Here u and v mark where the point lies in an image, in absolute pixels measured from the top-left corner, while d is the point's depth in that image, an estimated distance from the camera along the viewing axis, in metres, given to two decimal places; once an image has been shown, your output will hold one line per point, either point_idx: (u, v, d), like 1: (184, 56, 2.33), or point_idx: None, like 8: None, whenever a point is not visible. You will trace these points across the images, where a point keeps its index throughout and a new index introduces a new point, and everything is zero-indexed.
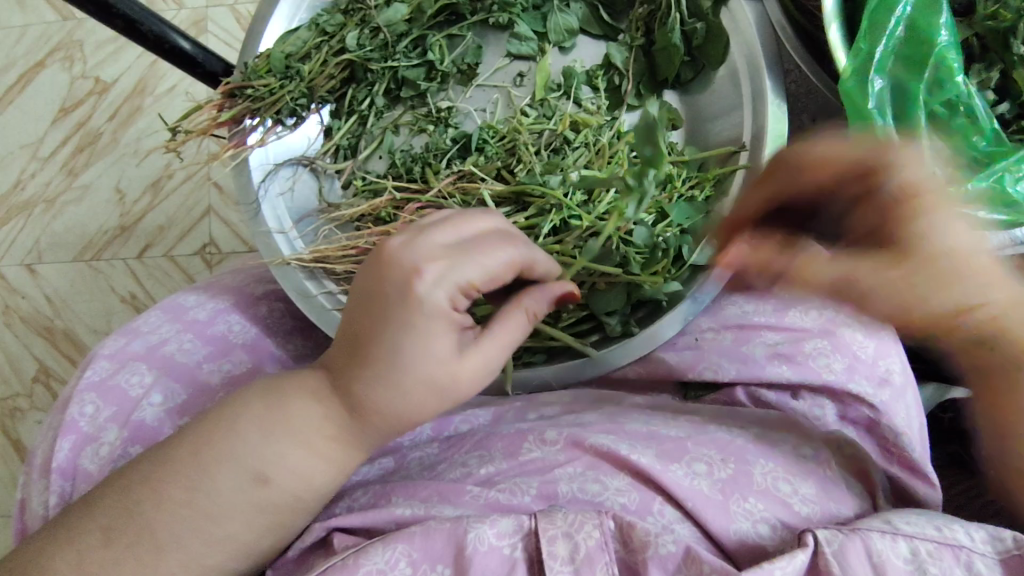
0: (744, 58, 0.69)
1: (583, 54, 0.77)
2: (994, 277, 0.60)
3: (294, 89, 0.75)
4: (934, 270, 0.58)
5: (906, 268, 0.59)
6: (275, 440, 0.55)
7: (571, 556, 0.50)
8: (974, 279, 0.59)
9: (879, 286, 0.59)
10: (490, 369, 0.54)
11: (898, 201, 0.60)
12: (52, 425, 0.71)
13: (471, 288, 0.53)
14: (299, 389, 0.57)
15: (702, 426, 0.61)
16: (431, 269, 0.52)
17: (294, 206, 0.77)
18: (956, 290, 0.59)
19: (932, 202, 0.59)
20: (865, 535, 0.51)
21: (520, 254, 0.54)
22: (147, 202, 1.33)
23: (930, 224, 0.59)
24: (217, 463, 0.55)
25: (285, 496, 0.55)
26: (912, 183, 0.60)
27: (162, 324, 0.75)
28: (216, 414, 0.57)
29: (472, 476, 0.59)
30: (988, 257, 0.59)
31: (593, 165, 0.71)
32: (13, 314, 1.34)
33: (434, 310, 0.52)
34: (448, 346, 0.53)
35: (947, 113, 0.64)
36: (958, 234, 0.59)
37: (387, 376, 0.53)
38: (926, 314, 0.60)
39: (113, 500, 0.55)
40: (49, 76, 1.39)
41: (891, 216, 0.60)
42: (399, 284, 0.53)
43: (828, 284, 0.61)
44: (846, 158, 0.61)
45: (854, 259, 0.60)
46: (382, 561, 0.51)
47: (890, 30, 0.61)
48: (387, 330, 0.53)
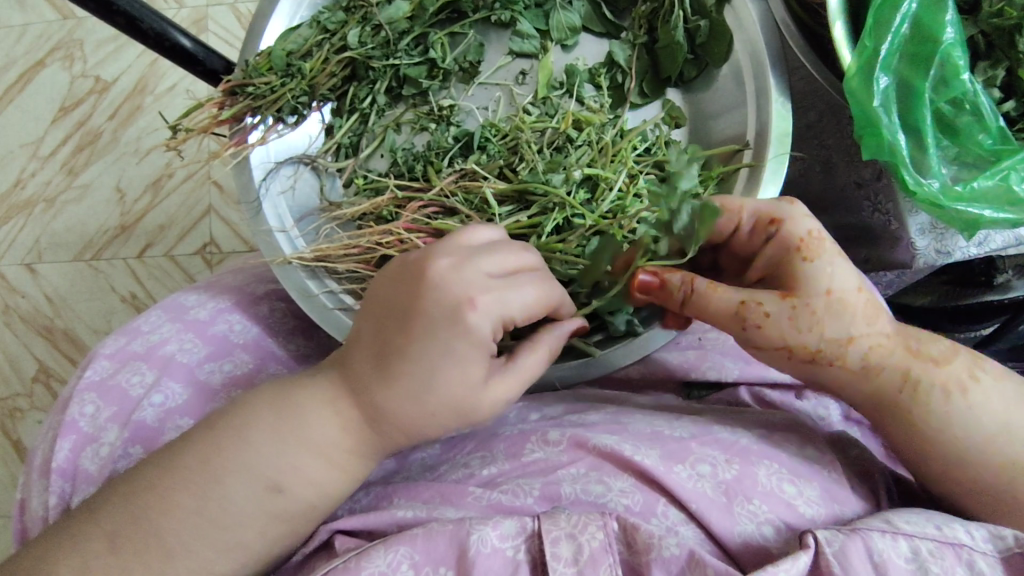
0: (748, 55, 0.69)
1: (585, 52, 0.76)
2: (867, 315, 0.56)
3: (295, 87, 0.75)
4: (808, 311, 0.56)
5: (792, 304, 0.56)
6: (288, 448, 0.55)
7: (575, 557, 0.50)
8: (847, 318, 0.56)
9: (770, 316, 0.56)
10: (511, 401, 0.56)
11: (756, 233, 0.59)
12: (51, 424, 0.71)
13: (510, 319, 0.55)
14: (315, 398, 0.56)
15: (706, 427, 0.61)
16: (481, 299, 0.53)
17: (295, 204, 0.76)
18: (823, 329, 0.56)
19: (819, 251, 0.56)
20: (866, 536, 0.50)
21: (558, 292, 0.57)
22: (147, 202, 1.33)
23: (811, 273, 0.56)
24: (228, 471, 0.54)
25: (298, 506, 0.55)
26: (791, 233, 0.57)
27: (162, 324, 0.75)
28: (224, 420, 0.56)
29: (474, 477, 0.59)
30: (858, 296, 0.56)
31: (597, 164, 0.70)
32: (12, 314, 1.33)
33: (479, 342, 0.53)
34: (480, 375, 0.54)
35: (953, 111, 0.63)
36: (832, 278, 0.56)
37: (417, 396, 0.53)
38: (802, 351, 0.57)
39: (118, 507, 0.54)
40: (49, 74, 1.39)
41: (776, 267, 0.58)
42: (445, 311, 0.53)
43: (730, 312, 0.58)
44: (749, 212, 0.59)
45: (746, 290, 0.57)
46: (384, 564, 0.50)
47: (896, 27, 0.61)
48: (427, 352, 0.53)
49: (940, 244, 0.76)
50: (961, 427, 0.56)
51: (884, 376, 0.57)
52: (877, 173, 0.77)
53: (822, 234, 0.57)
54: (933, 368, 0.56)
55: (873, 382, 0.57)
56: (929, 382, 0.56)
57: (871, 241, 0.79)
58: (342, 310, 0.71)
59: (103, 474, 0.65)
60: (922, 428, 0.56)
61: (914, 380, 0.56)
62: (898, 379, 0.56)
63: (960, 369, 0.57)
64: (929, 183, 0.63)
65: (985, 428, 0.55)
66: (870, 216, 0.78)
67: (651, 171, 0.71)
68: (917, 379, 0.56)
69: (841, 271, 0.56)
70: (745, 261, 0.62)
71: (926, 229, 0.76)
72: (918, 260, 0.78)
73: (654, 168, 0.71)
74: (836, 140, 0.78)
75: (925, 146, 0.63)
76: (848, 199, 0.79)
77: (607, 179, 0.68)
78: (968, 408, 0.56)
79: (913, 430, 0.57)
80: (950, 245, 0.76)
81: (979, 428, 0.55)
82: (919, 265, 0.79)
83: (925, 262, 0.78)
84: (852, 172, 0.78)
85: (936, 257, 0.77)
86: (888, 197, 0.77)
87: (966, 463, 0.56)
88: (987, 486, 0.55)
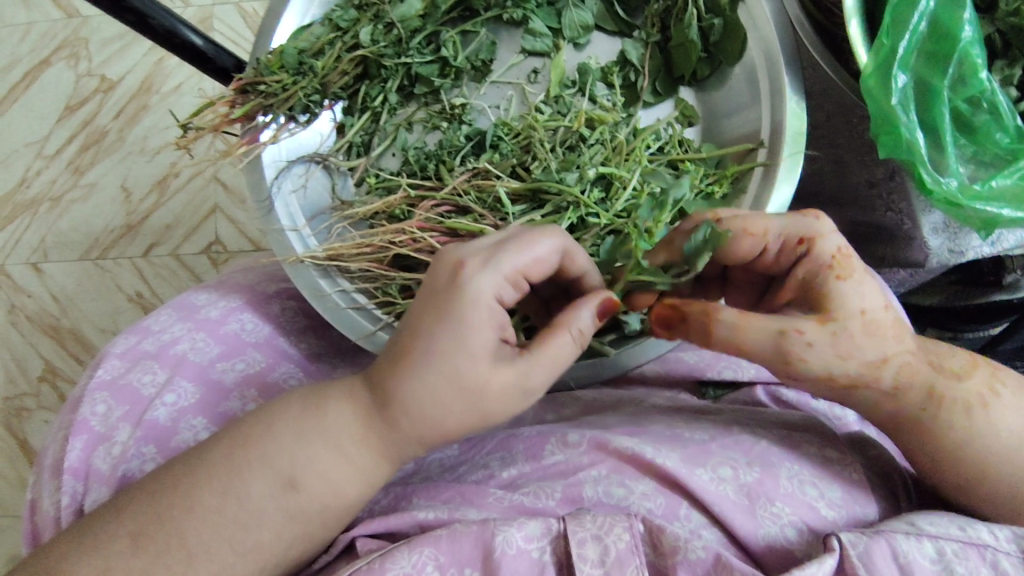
0: (762, 54, 0.68)
1: (597, 51, 0.76)
2: (896, 334, 0.55)
3: (307, 85, 0.74)
4: (849, 336, 0.54)
5: (833, 331, 0.53)
6: (310, 446, 0.54)
7: (601, 559, 0.49)
8: (880, 338, 0.54)
9: (813, 345, 0.54)
10: (522, 384, 0.52)
11: (783, 255, 0.56)
12: (63, 424, 0.71)
13: (516, 277, 0.54)
14: (336, 390, 0.56)
15: (726, 427, 0.61)
16: (477, 259, 0.53)
17: (308, 202, 0.76)
18: (861, 354, 0.54)
19: (851, 269, 0.54)
20: (890, 537, 0.50)
21: (561, 239, 0.55)
22: (153, 201, 1.33)
23: (844, 292, 0.53)
24: (249, 465, 0.54)
25: (327, 510, 0.54)
26: (821, 252, 0.54)
27: (173, 322, 0.75)
28: (250, 418, 0.57)
29: (495, 478, 0.59)
30: (886, 315, 0.54)
31: (610, 163, 0.70)
32: (18, 313, 1.33)
33: (479, 298, 0.52)
34: (484, 343, 0.51)
35: (970, 110, 0.63)
36: (865, 299, 0.54)
37: (419, 366, 0.52)
38: (841, 377, 0.55)
39: (142, 507, 0.54)
40: (55, 73, 1.39)
41: (807, 290, 0.55)
42: (445, 275, 0.54)
43: (770, 345, 0.54)
44: (776, 234, 0.55)
45: (783, 317, 0.54)
46: (409, 566, 0.50)
47: (914, 24, 0.60)
48: (428, 320, 0.52)
49: (953, 244, 0.77)
50: (979, 441, 0.55)
51: (913, 393, 0.56)
52: (889, 173, 0.76)
53: (850, 251, 0.55)
54: (956, 384, 0.56)
55: (900, 401, 0.57)
56: (952, 398, 0.56)
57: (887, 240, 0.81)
58: (355, 309, 0.71)
59: (115, 474, 0.64)
60: (941, 444, 0.56)
61: (940, 397, 0.56)
62: (922, 399, 0.56)
63: (978, 382, 0.57)
64: (947, 181, 0.62)
65: (1005, 441, 0.55)
66: (883, 215, 0.79)
67: (665, 169, 0.71)
68: (941, 395, 0.56)
69: (872, 290, 0.54)
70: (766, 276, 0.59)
71: (939, 228, 0.77)
72: (931, 258, 0.78)
73: (667, 168, 0.72)
74: (846, 138, 0.78)
75: (942, 144, 0.63)
76: (862, 198, 0.80)
77: (621, 178, 0.69)
78: (987, 423, 0.55)
79: (929, 447, 0.56)
80: (963, 244, 0.77)
81: (1000, 443, 0.55)
82: (932, 263, 0.79)
83: (937, 260, 0.79)
84: (863, 171, 0.78)
85: (948, 256, 0.78)
86: (902, 198, 0.77)
87: (986, 476, 0.55)
88: (1003, 496, 0.56)
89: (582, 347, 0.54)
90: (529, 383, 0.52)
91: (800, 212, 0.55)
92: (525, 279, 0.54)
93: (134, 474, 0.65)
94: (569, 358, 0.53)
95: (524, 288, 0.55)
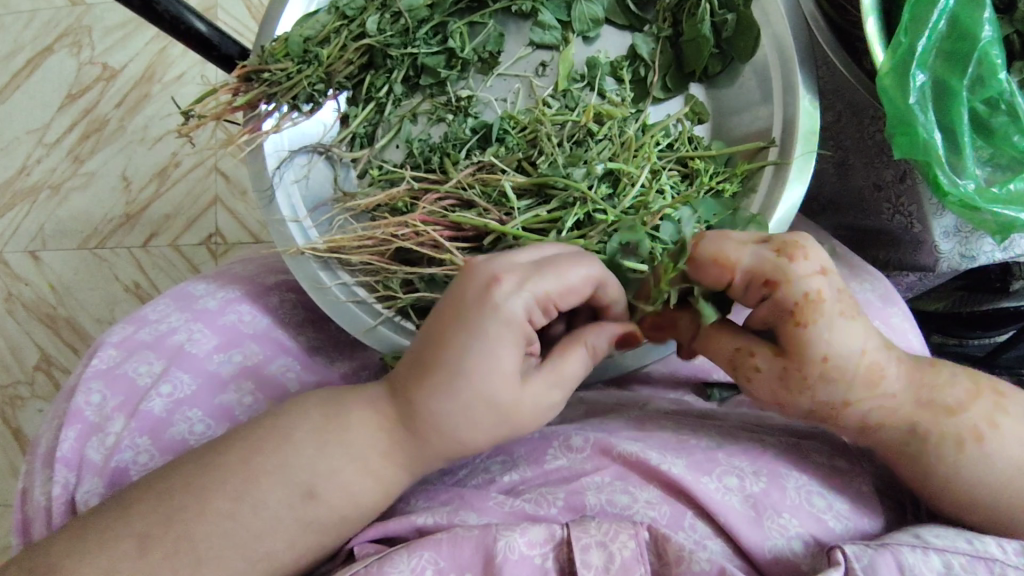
0: (775, 50, 0.67)
1: (607, 44, 0.75)
2: (868, 379, 0.53)
3: (311, 74, 0.73)
4: (799, 376, 0.53)
5: (782, 368, 0.53)
6: (331, 456, 0.53)
7: (605, 566, 0.49)
8: (842, 383, 0.53)
9: (758, 372, 0.54)
10: (549, 399, 0.53)
11: (752, 291, 0.53)
12: (57, 414, 0.70)
13: (547, 301, 0.53)
14: (362, 400, 0.55)
15: (732, 433, 0.60)
16: (510, 278, 0.52)
17: (309, 193, 0.75)
18: (815, 393, 0.53)
19: (818, 314, 0.51)
20: (897, 550, 0.48)
21: (596, 272, 0.54)
22: (152, 191, 1.32)
23: (807, 339, 0.51)
24: (267, 473, 0.53)
25: (321, 509, 0.53)
26: (786, 297, 0.51)
27: (171, 312, 0.74)
28: (275, 416, 0.56)
29: (496, 483, 0.58)
30: (858, 361, 0.52)
31: (619, 158, 0.69)
32: (14, 301, 1.32)
33: (513, 319, 0.51)
34: (516, 365, 0.51)
35: (988, 111, 0.62)
36: (830, 346, 0.51)
37: (450, 386, 0.51)
38: (791, 408, 0.55)
39: (152, 507, 0.52)
40: (57, 61, 1.37)
41: (773, 324, 0.53)
42: (477, 292, 0.52)
43: (725, 358, 0.56)
44: (745, 266, 0.52)
45: (742, 339, 0.55)
46: (408, 569, 0.49)
47: (933, 22, 0.59)
48: (459, 337, 0.51)
49: (964, 250, 0.77)
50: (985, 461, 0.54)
51: (886, 429, 0.55)
52: (898, 175, 0.75)
53: (821, 295, 0.51)
54: (943, 418, 0.54)
55: (877, 433, 0.56)
56: (940, 434, 0.54)
57: (893, 242, 0.81)
58: (354, 301, 0.70)
59: (108, 465, 0.63)
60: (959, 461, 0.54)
61: (922, 433, 0.55)
62: (903, 433, 0.55)
63: (975, 415, 0.54)
64: (964, 184, 0.62)
65: (1000, 472, 0.54)
66: (889, 218, 0.78)
67: (674, 167, 0.70)
68: (925, 430, 0.55)
69: (842, 337, 0.52)
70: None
71: (950, 232, 0.76)
72: (940, 262, 0.79)
73: (677, 164, 0.70)
74: (855, 141, 0.77)
75: (959, 146, 0.62)
76: (867, 201, 0.79)
77: (629, 174, 0.67)
78: (982, 455, 0.54)
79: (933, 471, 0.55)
80: (974, 249, 0.77)
81: (997, 472, 0.54)
82: (941, 267, 0.80)
83: (947, 264, 0.79)
84: (870, 174, 0.77)
85: (959, 261, 0.78)
86: (912, 200, 0.76)
87: (1007, 495, 0.54)
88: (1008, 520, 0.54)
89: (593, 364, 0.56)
90: (555, 399, 0.54)
91: (778, 248, 0.51)
92: (555, 306, 0.53)
93: (128, 466, 0.64)
94: (584, 370, 0.55)
95: (553, 313, 0.55)
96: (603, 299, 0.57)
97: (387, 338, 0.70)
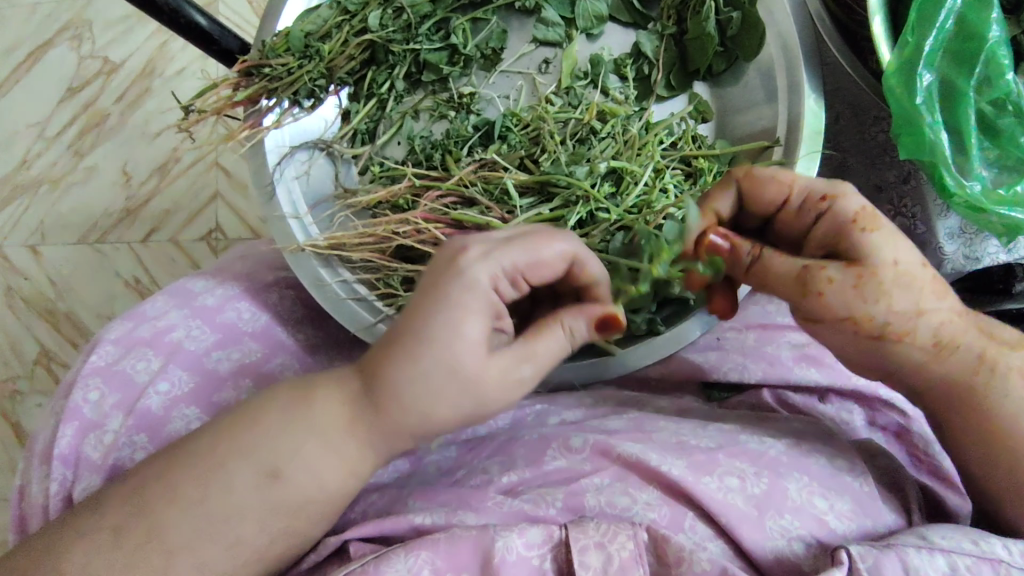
0: (779, 48, 0.66)
1: (610, 41, 0.74)
2: (936, 289, 0.53)
3: (313, 69, 0.72)
4: (875, 282, 0.52)
5: (857, 274, 0.52)
6: (295, 436, 0.52)
7: (604, 567, 0.48)
8: (915, 291, 0.53)
9: (833, 282, 0.52)
10: (516, 374, 0.51)
11: (806, 211, 0.55)
12: (54, 410, 0.69)
13: (515, 274, 0.52)
14: (328, 382, 0.54)
15: (733, 435, 0.59)
16: (477, 247, 0.52)
17: (310, 188, 0.74)
18: (891, 302, 0.52)
19: (877, 224, 0.53)
20: (901, 551, 0.48)
21: (571, 246, 0.54)
22: (153, 186, 1.31)
23: (875, 241, 0.52)
24: (231, 456, 0.52)
25: (310, 505, 0.53)
26: (845, 207, 0.53)
27: (169, 308, 0.73)
28: (240, 409, 0.55)
29: (494, 483, 0.57)
30: (924, 271, 0.53)
31: (622, 156, 0.69)
32: (15, 296, 1.31)
33: (475, 286, 0.50)
34: (479, 335, 0.50)
35: (995, 112, 0.61)
36: (898, 250, 0.52)
37: (411, 354, 0.50)
38: (867, 324, 0.53)
39: (121, 499, 0.53)
40: (58, 55, 1.37)
41: (835, 240, 0.54)
42: (444, 262, 0.52)
43: (792, 276, 0.54)
44: (802, 184, 0.55)
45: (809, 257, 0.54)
46: (405, 569, 0.49)
47: (940, 22, 0.59)
48: (423, 306, 0.51)
49: (967, 249, 0.77)
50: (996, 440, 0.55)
51: (954, 357, 0.55)
52: (902, 176, 0.76)
53: (874, 210, 0.54)
54: (1007, 349, 0.56)
55: (947, 361, 0.55)
56: (1005, 364, 0.55)
57: None
58: (355, 300, 0.70)
59: (107, 461, 0.63)
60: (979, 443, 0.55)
61: (990, 359, 0.55)
62: (973, 362, 0.55)
63: None
64: (971, 185, 0.61)
65: None
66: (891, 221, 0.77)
67: (677, 165, 0.70)
68: (992, 359, 0.55)
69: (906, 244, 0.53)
70: (796, 239, 0.58)
71: (955, 234, 0.77)
72: (945, 264, 0.78)
73: (681, 163, 0.70)
74: (854, 142, 0.77)
75: (965, 147, 0.61)
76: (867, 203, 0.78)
77: (633, 173, 0.67)
78: None
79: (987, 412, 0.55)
80: (977, 249, 0.77)
81: None
82: (946, 270, 0.79)
83: (952, 266, 0.78)
84: (872, 174, 0.77)
85: (963, 262, 0.78)
86: (916, 202, 0.76)
87: None
88: None
89: (572, 347, 0.54)
90: (523, 373, 0.51)
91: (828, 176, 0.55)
92: (524, 280, 0.53)
93: (126, 463, 0.64)
94: (561, 353, 0.53)
95: (525, 289, 0.54)
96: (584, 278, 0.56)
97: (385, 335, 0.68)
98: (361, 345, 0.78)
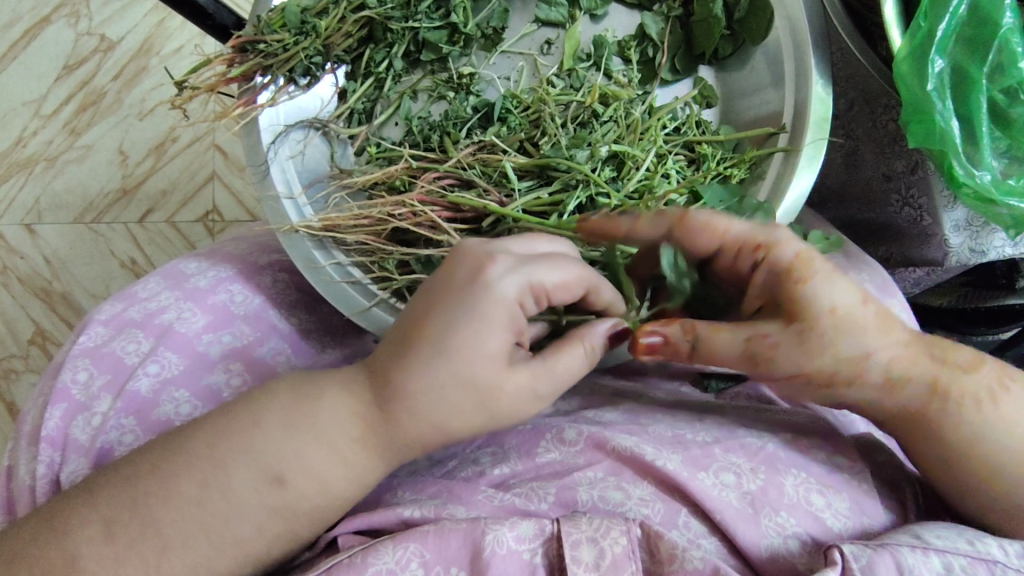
0: (789, 33, 0.64)
1: (615, 23, 0.72)
2: (881, 325, 0.53)
3: (309, 46, 0.71)
4: (817, 336, 0.51)
5: (798, 331, 0.52)
6: (295, 438, 0.51)
7: (595, 562, 0.47)
8: (858, 334, 0.52)
9: (777, 346, 0.52)
10: (533, 390, 0.51)
11: (741, 259, 0.54)
12: (43, 391, 0.68)
13: (541, 290, 0.52)
14: (331, 380, 0.53)
15: (730, 429, 0.58)
16: (504, 260, 0.51)
17: (305, 169, 0.73)
18: (838, 349, 0.52)
19: (813, 271, 0.51)
20: (896, 551, 0.47)
21: (588, 273, 0.54)
22: (150, 165, 1.30)
23: (811, 295, 0.51)
24: (231, 457, 0.51)
25: (294, 495, 0.51)
26: (781, 259, 0.52)
27: (162, 291, 0.72)
28: (238, 404, 0.54)
29: (485, 476, 0.56)
30: (864, 309, 0.52)
31: (624, 140, 0.67)
32: (8, 274, 1.29)
33: (503, 299, 0.50)
34: (501, 348, 0.49)
35: (1007, 100, 0.60)
36: (834, 296, 0.51)
37: (428, 361, 0.49)
38: (819, 375, 0.53)
39: (116, 489, 0.52)
40: (54, 31, 1.34)
41: (772, 291, 0.53)
42: (467, 271, 0.51)
43: (736, 353, 0.53)
44: (734, 235, 0.53)
45: (748, 326, 0.53)
46: (392, 561, 0.48)
47: (955, 7, 0.57)
48: (442, 314, 0.50)
49: (974, 242, 0.74)
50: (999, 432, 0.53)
51: (907, 391, 0.54)
52: (911, 165, 0.73)
53: (810, 253, 0.52)
54: (960, 376, 0.54)
55: (899, 396, 0.55)
56: (969, 384, 0.54)
57: (898, 235, 0.79)
58: (350, 283, 0.68)
59: (93, 445, 0.62)
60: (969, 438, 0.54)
61: (943, 390, 0.54)
62: (923, 397, 0.54)
63: (986, 377, 0.54)
64: (980, 175, 0.60)
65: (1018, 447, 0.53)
66: (897, 211, 0.76)
67: (681, 151, 0.69)
68: (945, 389, 0.54)
69: (843, 286, 0.52)
70: (733, 282, 0.56)
71: (960, 226, 0.74)
72: (949, 258, 0.76)
73: (684, 149, 0.69)
74: (866, 130, 0.75)
75: (977, 136, 0.60)
76: (875, 193, 0.77)
77: (635, 157, 0.66)
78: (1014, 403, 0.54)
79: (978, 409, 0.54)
80: (984, 243, 0.74)
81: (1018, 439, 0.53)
82: (949, 263, 0.77)
83: (956, 261, 0.76)
84: (880, 164, 0.75)
85: (968, 256, 0.75)
86: (922, 192, 0.73)
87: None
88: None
89: (589, 365, 0.53)
90: (541, 389, 0.51)
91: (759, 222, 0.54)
92: (548, 299, 0.53)
93: (113, 446, 0.62)
94: (580, 371, 0.53)
95: (543, 306, 0.54)
96: (598, 303, 0.57)
97: (383, 320, 0.66)
98: (354, 331, 0.77)
